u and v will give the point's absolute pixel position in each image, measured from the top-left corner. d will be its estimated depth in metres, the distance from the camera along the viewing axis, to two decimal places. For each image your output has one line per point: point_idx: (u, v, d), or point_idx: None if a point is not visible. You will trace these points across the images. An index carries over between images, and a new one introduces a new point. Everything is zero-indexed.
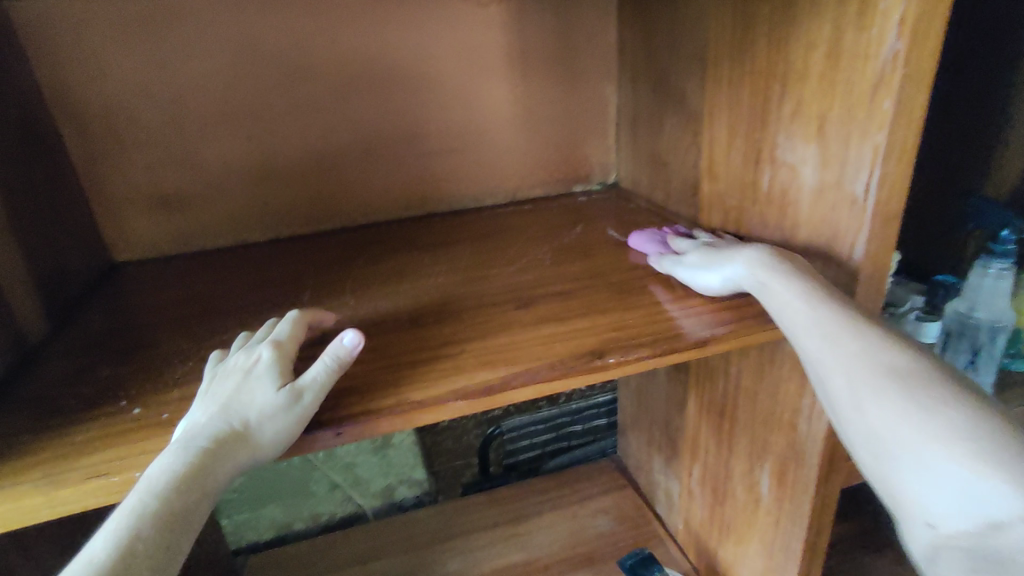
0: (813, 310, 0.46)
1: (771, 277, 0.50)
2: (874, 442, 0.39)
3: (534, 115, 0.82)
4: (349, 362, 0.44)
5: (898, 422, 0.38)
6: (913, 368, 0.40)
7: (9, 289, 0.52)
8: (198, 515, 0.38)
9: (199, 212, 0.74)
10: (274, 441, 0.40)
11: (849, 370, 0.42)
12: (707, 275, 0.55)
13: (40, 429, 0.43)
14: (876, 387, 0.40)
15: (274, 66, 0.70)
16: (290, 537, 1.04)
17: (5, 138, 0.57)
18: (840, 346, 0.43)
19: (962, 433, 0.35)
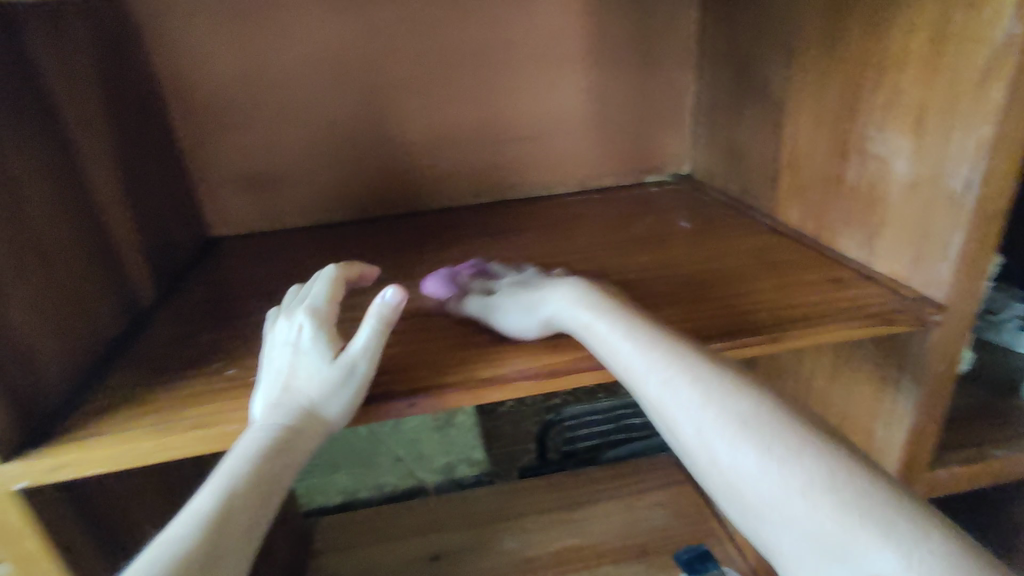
0: (644, 354, 0.42)
1: (596, 317, 0.45)
2: (743, 502, 0.36)
3: (609, 104, 0.82)
4: (393, 318, 0.46)
5: (761, 477, 0.35)
6: (750, 412, 0.37)
7: (124, 257, 0.58)
8: (285, 478, 0.41)
9: (287, 192, 0.79)
10: (342, 410, 0.43)
11: (696, 421, 0.38)
12: (522, 317, 0.49)
13: (149, 383, 0.48)
14: (728, 438, 0.37)
15: (360, 55, 0.73)
16: (356, 504, 1.10)
17: (126, 118, 0.63)
18: (679, 395, 0.39)
19: (822, 482, 0.33)
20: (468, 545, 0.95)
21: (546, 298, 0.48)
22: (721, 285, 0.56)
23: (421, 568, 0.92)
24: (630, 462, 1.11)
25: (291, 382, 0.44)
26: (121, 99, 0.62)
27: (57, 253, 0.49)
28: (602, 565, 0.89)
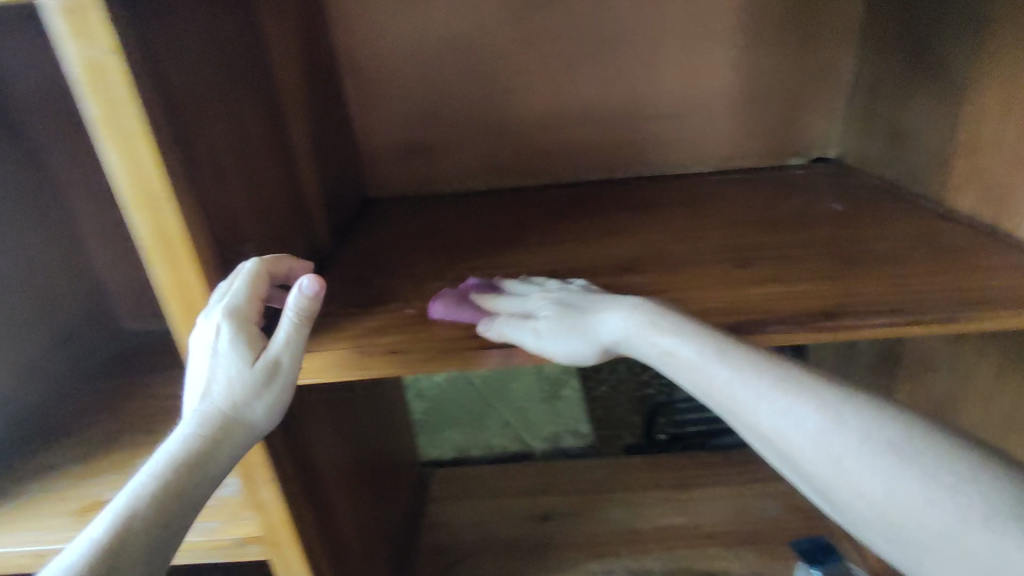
0: (748, 380, 0.42)
1: (676, 340, 0.45)
2: (901, 531, 0.36)
3: (759, 83, 0.81)
4: (313, 308, 0.47)
5: (922, 501, 0.35)
6: (892, 439, 0.38)
7: (314, 208, 0.66)
8: (201, 490, 0.45)
9: (439, 158, 0.85)
10: (267, 409, 0.46)
11: (829, 451, 0.39)
12: (577, 345, 0.49)
13: (344, 314, 0.55)
14: (870, 464, 0.37)
15: (518, 31, 0.78)
16: (467, 461, 1.15)
17: (317, 86, 0.71)
18: (804, 425, 0.40)
19: (988, 504, 0.34)
20: (574, 510, 0.99)
21: (600, 325, 0.48)
22: (880, 266, 0.57)
23: (530, 526, 0.97)
24: (740, 451, 1.09)
25: (212, 388, 0.47)
26: (315, 69, 0.70)
27: (275, 196, 0.57)
28: (710, 545, 0.90)
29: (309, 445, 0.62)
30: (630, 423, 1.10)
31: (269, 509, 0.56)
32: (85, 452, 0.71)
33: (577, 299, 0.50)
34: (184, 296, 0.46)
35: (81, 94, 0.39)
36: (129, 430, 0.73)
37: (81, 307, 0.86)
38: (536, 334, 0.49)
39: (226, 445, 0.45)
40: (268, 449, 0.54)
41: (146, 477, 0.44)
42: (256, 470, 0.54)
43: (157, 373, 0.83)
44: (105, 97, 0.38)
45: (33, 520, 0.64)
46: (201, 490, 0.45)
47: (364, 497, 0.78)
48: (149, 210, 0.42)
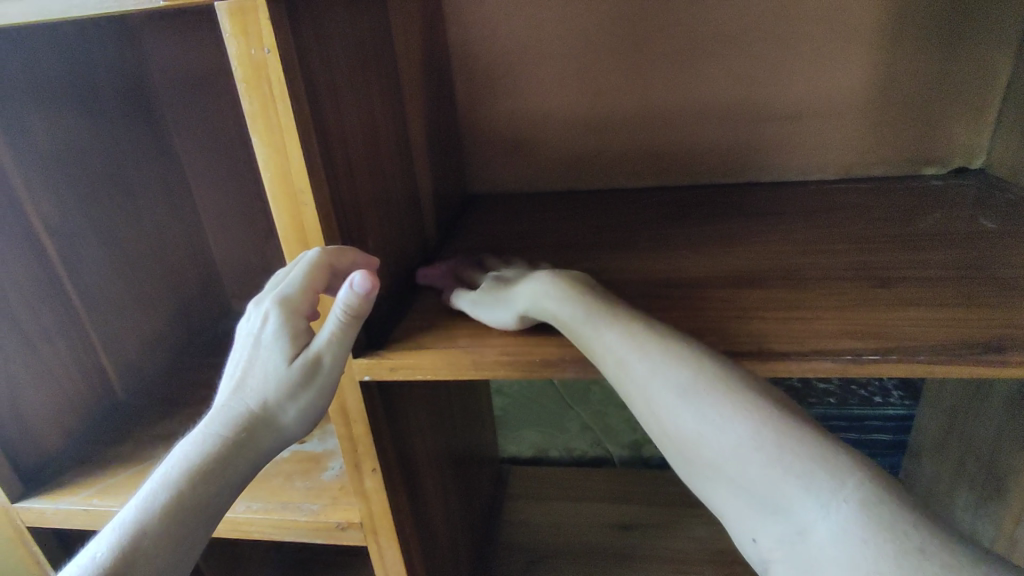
0: (596, 329, 0.45)
1: (559, 299, 0.48)
2: (685, 461, 0.39)
3: (894, 85, 0.75)
4: (361, 308, 0.44)
5: (702, 435, 0.38)
6: (714, 394, 0.39)
7: (426, 202, 0.67)
8: (220, 495, 0.44)
9: (543, 156, 0.86)
10: (302, 409, 0.46)
11: (649, 394, 0.41)
12: (496, 311, 0.52)
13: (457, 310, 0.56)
14: (677, 406, 0.39)
15: (632, 26, 0.77)
16: (543, 463, 1.14)
17: (435, 81, 0.73)
18: (649, 380, 0.41)
19: (762, 440, 0.36)
20: (655, 523, 0.96)
21: (513, 292, 0.52)
22: None
23: (609, 534, 0.95)
24: None
25: (249, 379, 0.46)
26: (433, 64, 0.72)
27: (396, 190, 0.58)
28: None
29: (409, 437, 0.63)
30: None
31: (371, 499, 0.57)
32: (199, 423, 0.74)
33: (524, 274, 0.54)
34: None
35: (240, 89, 0.40)
36: None
37: (197, 286, 0.91)
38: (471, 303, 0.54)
39: (252, 444, 0.45)
40: (375, 439, 0.55)
41: (163, 478, 0.43)
42: (363, 460, 0.55)
43: None
44: (257, 95, 0.40)
45: None
46: (220, 493, 0.44)
47: (453, 491, 0.78)
48: (290, 204, 0.43)
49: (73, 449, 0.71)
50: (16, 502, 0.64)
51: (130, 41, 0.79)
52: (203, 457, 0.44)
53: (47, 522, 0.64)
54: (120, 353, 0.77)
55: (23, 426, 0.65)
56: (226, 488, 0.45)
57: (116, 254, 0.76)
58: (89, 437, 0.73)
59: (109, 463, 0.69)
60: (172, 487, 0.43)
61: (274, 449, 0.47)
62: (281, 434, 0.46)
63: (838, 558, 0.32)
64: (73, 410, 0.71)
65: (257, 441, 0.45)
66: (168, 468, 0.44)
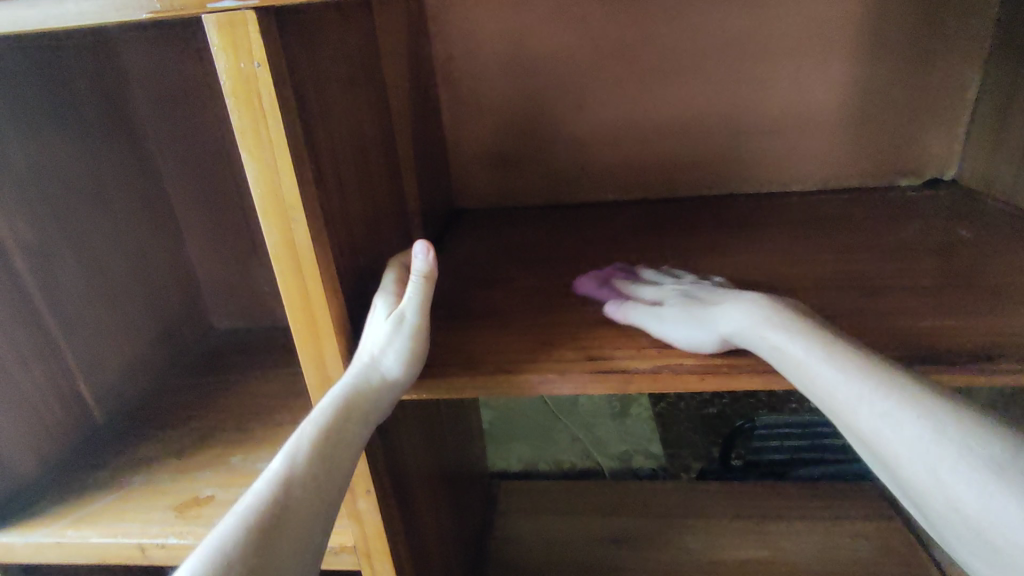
0: (856, 381, 0.41)
1: (789, 339, 0.44)
2: (984, 544, 0.36)
3: (869, 99, 0.77)
4: (432, 270, 0.47)
5: (1013, 517, 0.35)
6: (987, 453, 0.37)
7: (415, 217, 0.67)
8: (346, 447, 0.44)
9: (530, 169, 0.86)
10: (399, 364, 0.46)
11: (929, 460, 0.38)
12: (696, 332, 0.48)
13: (450, 325, 0.55)
14: (969, 480, 0.36)
15: (616, 41, 0.77)
16: (534, 474, 1.14)
17: (421, 96, 0.73)
18: (902, 427, 0.39)
19: None
20: (648, 535, 0.96)
21: (722, 317, 0.47)
22: None
23: (602, 548, 0.94)
24: (826, 486, 1.03)
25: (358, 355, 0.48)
26: (419, 79, 0.72)
27: (384, 204, 0.57)
28: None
29: (402, 457, 0.61)
30: (699, 445, 1.07)
31: (365, 521, 0.56)
32: (180, 444, 0.72)
33: (708, 295, 0.50)
34: (306, 301, 0.44)
35: (229, 105, 0.39)
36: (222, 426, 0.74)
37: (178, 306, 0.89)
38: (651, 317, 0.51)
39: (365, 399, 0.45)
40: (368, 459, 0.53)
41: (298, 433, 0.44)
42: (357, 481, 0.54)
43: (247, 372, 0.85)
44: (245, 107, 0.39)
45: (133, 512, 0.62)
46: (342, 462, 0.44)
47: (444, 509, 0.77)
48: (280, 222, 0.42)
49: (48, 477, 0.68)
50: None
51: (108, 56, 0.77)
52: (318, 427, 0.44)
53: (19, 557, 0.61)
54: (97, 375, 0.74)
55: None
56: (348, 453, 0.44)
57: (94, 273, 0.73)
58: (65, 463, 0.70)
59: (86, 490, 0.66)
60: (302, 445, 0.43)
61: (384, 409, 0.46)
62: (388, 396, 0.46)
63: None
64: (48, 436, 0.69)
65: (363, 409, 0.45)
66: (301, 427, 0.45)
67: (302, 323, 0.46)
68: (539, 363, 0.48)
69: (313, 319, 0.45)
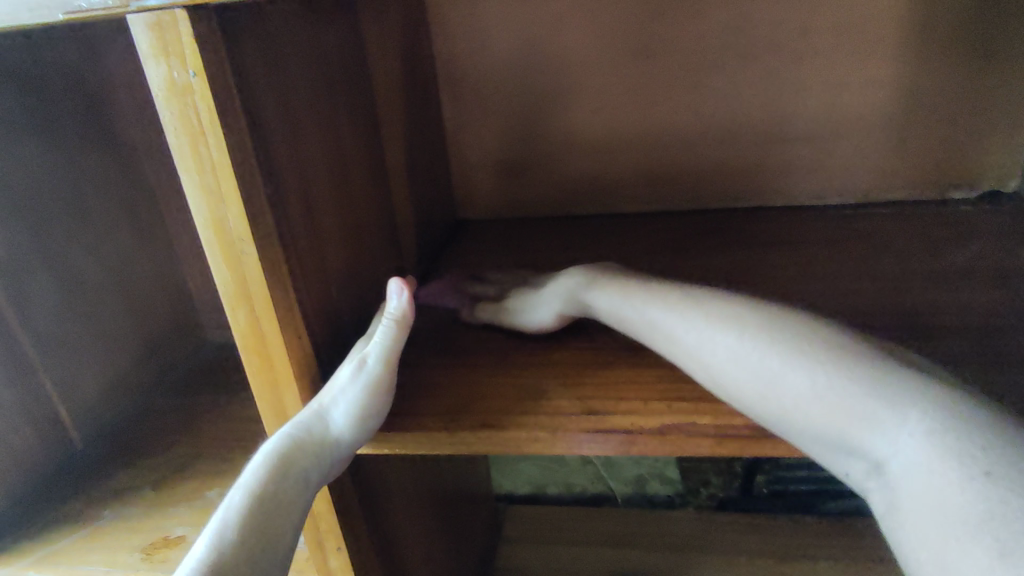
0: (637, 308, 0.46)
1: (595, 292, 0.49)
2: (757, 416, 0.38)
3: (919, 102, 0.68)
4: (405, 315, 0.44)
5: (760, 389, 0.37)
6: (731, 334, 0.40)
7: (407, 237, 0.61)
8: (288, 512, 0.39)
9: (540, 178, 0.79)
10: (352, 416, 0.41)
11: (698, 359, 0.41)
12: (537, 312, 0.52)
13: (437, 366, 0.50)
14: (727, 369, 0.39)
15: (632, 39, 0.70)
16: (542, 500, 1.06)
17: (417, 102, 0.67)
18: (675, 337, 0.43)
19: (817, 385, 0.35)
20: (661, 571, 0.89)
21: (556, 294, 0.51)
22: None
23: None
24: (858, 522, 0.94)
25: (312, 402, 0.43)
26: (416, 84, 0.66)
27: (368, 225, 0.51)
28: None
29: (385, 502, 0.56)
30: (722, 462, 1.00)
31: None
32: (157, 473, 0.67)
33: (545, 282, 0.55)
34: (261, 341, 0.39)
35: (163, 118, 0.34)
36: (202, 454, 0.69)
37: (169, 319, 0.85)
38: (497, 310, 0.54)
39: (312, 454, 0.40)
40: (340, 513, 0.48)
41: (234, 497, 0.39)
42: (327, 538, 0.48)
43: (235, 391, 0.80)
44: (182, 120, 0.33)
45: (100, 552, 0.58)
46: (278, 535, 0.38)
47: (437, 546, 0.72)
48: (227, 253, 0.37)
49: (16, 507, 0.64)
50: None
51: (92, 60, 0.73)
52: (252, 491, 0.38)
53: None
54: (76, 398, 0.70)
55: None
56: (285, 524, 0.38)
57: (72, 290, 0.69)
58: (36, 493, 0.66)
59: (57, 523, 0.62)
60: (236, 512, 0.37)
61: (334, 469, 0.41)
62: (332, 457, 0.40)
63: (921, 480, 0.31)
64: (17, 464, 0.65)
65: (302, 469, 0.39)
66: (236, 488, 0.39)
67: (259, 365, 0.41)
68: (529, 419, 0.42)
69: (270, 360, 0.40)
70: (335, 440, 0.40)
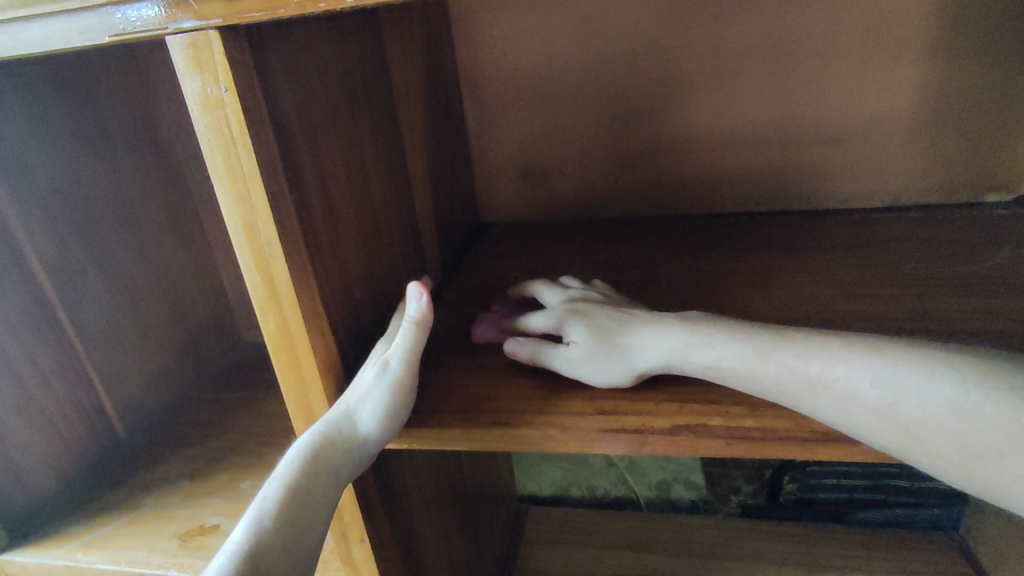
0: (762, 355, 0.41)
1: (690, 336, 0.44)
2: (954, 462, 0.35)
3: (949, 104, 0.67)
4: (426, 317, 0.45)
5: (958, 428, 0.35)
6: (891, 373, 0.37)
7: (429, 240, 0.63)
8: (320, 505, 0.41)
9: (562, 183, 0.81)
10: (378, 416, 0.42)
11: (863, 410, 0.37)
12: (612, 368, 0.45)
13: (456, 366, 0.51)
14: (902, 414, 0.36)
15: (652, 46, 0.71)
16: (565, 501, 1.07)
17: (441, 110, 0.69)
18: (827, 390, 0.38)
19: (1006, 404, 0.34)
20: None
21: (639, 351, 0.45)
22: None
23: None
24: (888, 533, 0.92)
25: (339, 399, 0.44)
26: (440, 92, 0.68)
27: (389, 230, 0.53)
28: None
29: (406, 496, 0.58)
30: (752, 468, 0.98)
31: (359, 569, 0.52)
32: (195, 464, 0.71)
33: (605, 321, 0.47)
34: (288, 339, 0.42)
35: (199, 131, 0.36)
36: (235, 447, 0.72)
37: (207, 319, 0.89)
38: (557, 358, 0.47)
39: (341, 450, 0.42)
40: (363, 506, 0.50)
41: (269, 489, 0.41)
42: (350, 528, 0.50)
43: (267, 389, 0.83)
44: (216, 134, 0.36)
45: (140, 538, 0.61)
46: (314, 526, 0.41)
47: (458, 543, 0.73)
48: (257, 256, 0.39)
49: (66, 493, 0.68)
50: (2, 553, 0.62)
51: (138, 74, 0.77)
52: (286, 486, 0.40)
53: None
54: (121, 392, 0.74)
55: (12, 469, 0.62)
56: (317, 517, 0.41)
57: (119, 290, 0.73)
58: (83, 481, 0.70)
59: (102, 509, 0.66)
60: (270, 505, 0.40)
61: (361, 464, 0.43)
62: (360, 453, 0.42)
63: None
64: (67, 453, 0.69)
65: (332, 465, 0.41)
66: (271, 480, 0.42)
67: (286, 362, 0.43)
68: (543, 418, 0.43)
69: (297, 358, 0.43)
70: (361, 437, 0.42)
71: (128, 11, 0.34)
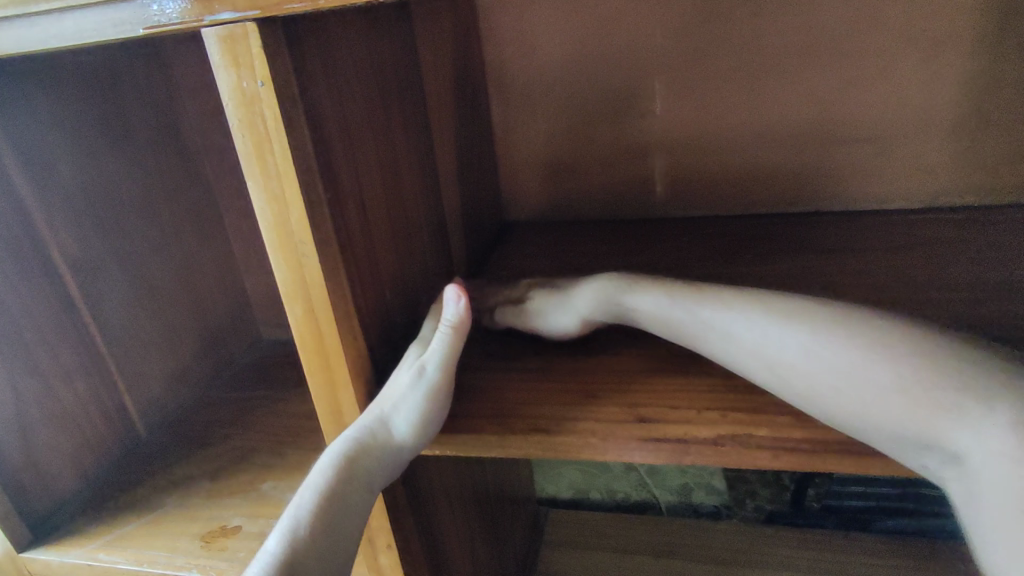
0: (715, 314, 0.45)
1: (651, 298, 0.48)
2: (857, 430, 0.38)
3: (994, 102, 0.65)
4: (462, 322, 0.44)
5: (868, 401, 0.38)
6: (830, 341, 0.40)
7: (456, 239, 0.62)
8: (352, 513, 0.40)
9: (587, 181, 0.79)
10: (413, 424, 0.41)
11: (790, 369, 0.41)
12: (562, 318, 0.51)
13: (487, 370, 0.50)
14: (825, 377, 0.39)
15: (683, 41, 0.69)
16: (584, 504, 1.05)
17: (469, 106, 0.68)
18: (763, 346, 0.42)
19: (917, 388, 0.37)
20: None
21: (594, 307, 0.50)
22: None
23: None
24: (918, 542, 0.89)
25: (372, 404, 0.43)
26: (468, 88, 0.67)
27: (419, 228, 0.52)
28: None
29: (432, 500, 0.57)
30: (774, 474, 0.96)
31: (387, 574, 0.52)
32: (216, 463, 0.70)
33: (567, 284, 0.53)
34: (320, 341, 0.41)
35: (234, 127, 0.35)
36: (256, 448, 0.71)
37: (228, 316, 0.88)
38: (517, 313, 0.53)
39: (375, 458, 0.41)
40: (392, 511, 0.49)
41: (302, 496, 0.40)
42: (378, 533, 0.49)
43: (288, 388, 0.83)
44: (252, 130, 0.35)
45: (162, 539, 0.61)
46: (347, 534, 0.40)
47: (480, 547, 0.72)
48: (291, 256, 0.38)
49: (87, 490, 0.68)
50: (23, 552, 0.61)
51: (163, 69, 0.77)
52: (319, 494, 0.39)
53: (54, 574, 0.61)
54: (143, 389, 0.74)
55: (35, 467, 0.62)
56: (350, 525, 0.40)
57: (141, 288, 0.73)
58: (104, 479, 0.70)
59: (124, 509, 0.65)
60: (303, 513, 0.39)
61: (394, 472, 0.42)
62: (394, 461, 0.41)
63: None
64: (89, 450, 0.68)
65: (365, 473, 0.40)
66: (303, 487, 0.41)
67: (317, 364, 0.42)
68: (580, 426, 0.42)
69: (328, 361, 0.42)
70: (396, 444, 0.41)
71: (164, 3, 0.33)
